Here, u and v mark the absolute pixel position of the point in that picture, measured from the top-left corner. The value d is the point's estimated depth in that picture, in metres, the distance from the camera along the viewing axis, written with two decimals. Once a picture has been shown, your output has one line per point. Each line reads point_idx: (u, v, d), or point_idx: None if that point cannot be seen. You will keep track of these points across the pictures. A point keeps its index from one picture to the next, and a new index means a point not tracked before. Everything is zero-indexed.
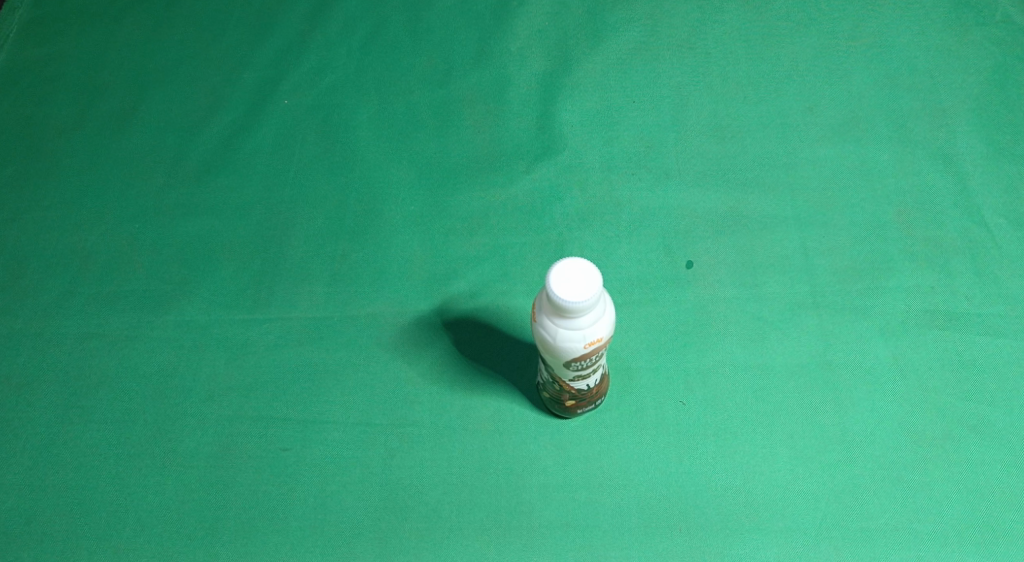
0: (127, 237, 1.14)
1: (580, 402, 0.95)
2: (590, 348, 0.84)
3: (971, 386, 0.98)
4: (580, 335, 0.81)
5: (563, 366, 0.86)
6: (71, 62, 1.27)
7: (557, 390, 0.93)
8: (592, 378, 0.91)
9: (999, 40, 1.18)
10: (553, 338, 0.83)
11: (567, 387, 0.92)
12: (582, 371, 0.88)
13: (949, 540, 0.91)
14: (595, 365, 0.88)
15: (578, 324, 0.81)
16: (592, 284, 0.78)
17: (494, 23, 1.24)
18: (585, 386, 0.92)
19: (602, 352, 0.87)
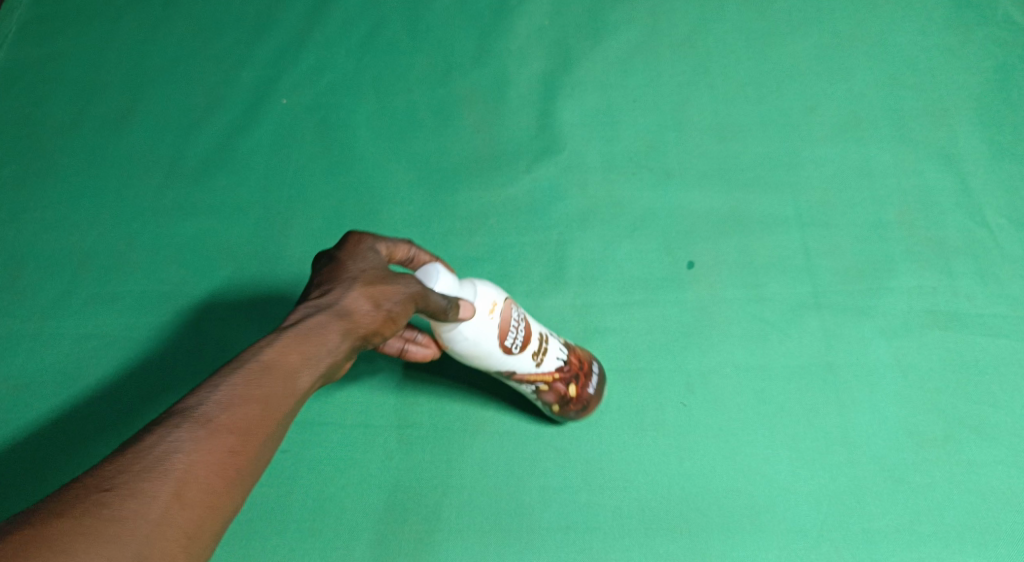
0: (126, 237, 1.14)
1: (575, 383, 0.93)
2: (499, 314, 0.83)
3: (971, 387, 0.98)
4: (472, 315, 0.81)
5: (506, 352, 0.85)
6: (69, 61, 1.27)
7: (548, 389, 0.91)
8: (550, 353, 0.90)
9: (1001, 40, 1.17)
10: (465, 338, 0.81)
11: (543, 375, 0.90)
12: (521, 341, 0.86)
13: (951, 541, 0.91)
14: (529, 336, 0.87)
15: (449, 308, 0.78)
16: (442, 272, 0.79)
17: (494, 22, 1.24)
18: (556, 361, 0.90)
19: (516, 309, 0.86)
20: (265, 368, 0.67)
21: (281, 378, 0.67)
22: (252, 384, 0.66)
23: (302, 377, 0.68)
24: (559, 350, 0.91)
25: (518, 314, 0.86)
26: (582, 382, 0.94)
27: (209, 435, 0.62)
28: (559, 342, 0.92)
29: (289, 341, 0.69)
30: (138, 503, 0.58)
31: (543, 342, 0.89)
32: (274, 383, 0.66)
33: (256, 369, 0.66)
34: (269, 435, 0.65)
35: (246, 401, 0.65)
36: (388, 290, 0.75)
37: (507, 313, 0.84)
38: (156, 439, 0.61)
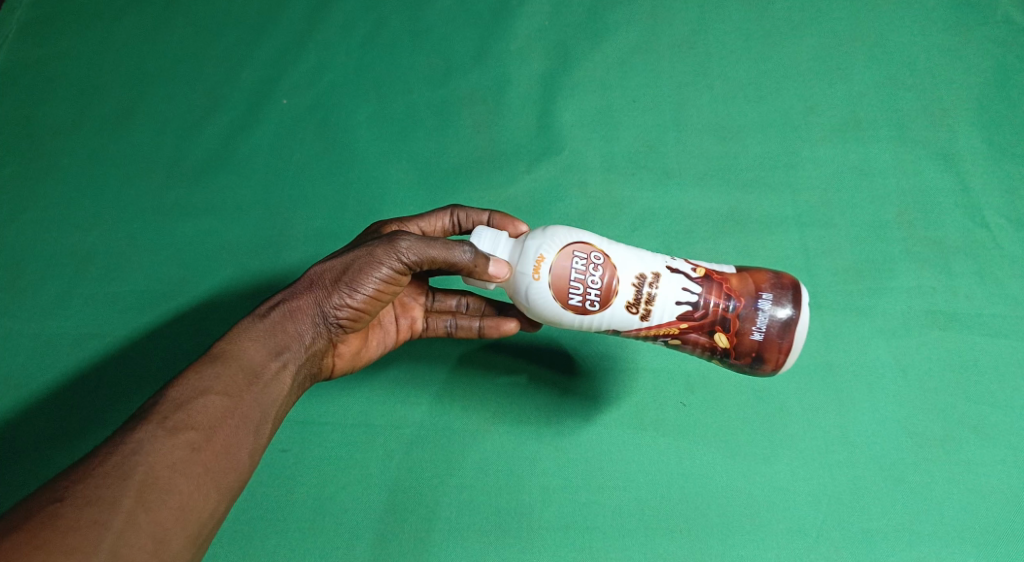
0: (126, 237, 1.14)
1: (722, 331, 0.85)
2: (553, 270, 0.85)
3: (971, 387, 0.98)
4: (516, 275, 0.86)
5: (586, 309, 0.85)
6: (69, 61, 1.26)
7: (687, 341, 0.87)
8: (663, 300, 0.85)
9: (1000, 40, 1.17)
10: (525, 303, 0.86)
11: (664, 326, 0.86)
12: (598, 295, 0.84)
13: (949, 540, 0.92)
14: (618, 283, 0.85)
15: (473, 258, 0.84)
16: (488, 237, 0.88)
17: (494, 22, 1.24)
18: (678, 307, 0.85)
19: (586, 258, 0.85)
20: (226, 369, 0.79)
21: (235, 367, 0.80)
22: (205, 376, 0.78)
23: (256, 365, 0.81)
24: (687, 296, 0.85)
25: (593, 264, 0.85)
26: (732, 328, 0.85)
27: (169, 422, 0.75)
28: (689, 285, 0.85)
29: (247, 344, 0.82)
30: (111, 491, 0.70)
31: (643, 290, 0.85)
32: (227, 372, 0.79)
33: (209, 365, 0.80)
34: (229, 416, 0.77)
35: (199, 394, 0.77)
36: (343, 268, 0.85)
37: (566, 266, 0.85)
38: (123, 440, 0.73)
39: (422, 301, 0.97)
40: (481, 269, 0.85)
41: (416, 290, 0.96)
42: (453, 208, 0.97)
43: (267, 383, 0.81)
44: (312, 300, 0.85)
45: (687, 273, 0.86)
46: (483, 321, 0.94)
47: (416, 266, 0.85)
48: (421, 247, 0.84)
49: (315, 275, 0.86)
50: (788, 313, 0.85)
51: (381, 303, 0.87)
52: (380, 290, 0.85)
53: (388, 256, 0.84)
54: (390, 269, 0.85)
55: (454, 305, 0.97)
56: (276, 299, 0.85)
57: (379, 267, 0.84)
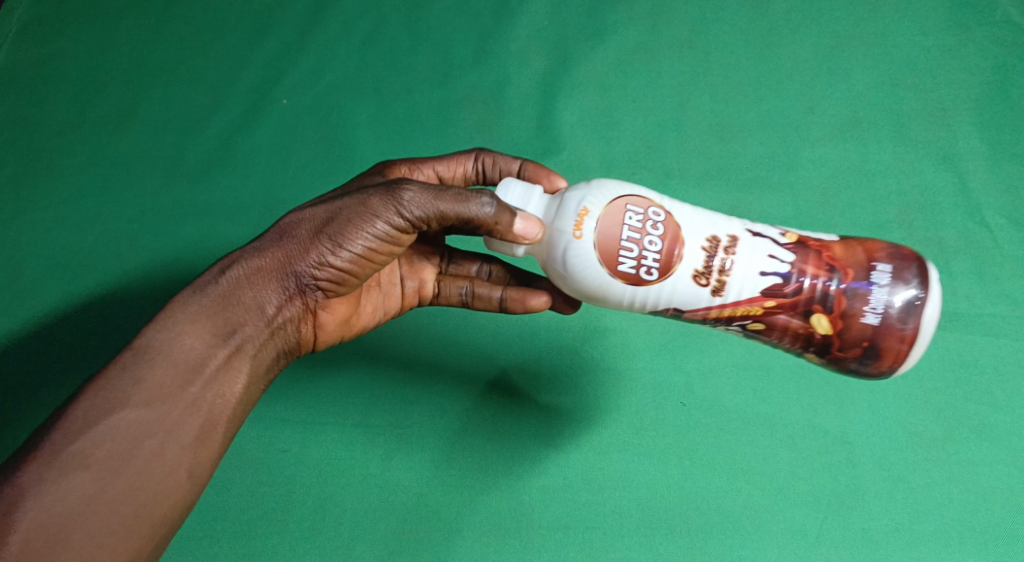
0: (126, 237, 1.14)
1: (821, 313, 0.81)
2: (598, 226, 0.81)
3: (972, 387, 0.98)
4: (555, 234, 0.82)
5: (641, 273, 0.81)
6: (70, 61, 1.26)
7: (780, 325, 0.82)
8: (739, 269, 0.81)
9: (1001, 40, 1.17)
10: (565, 268, 0.82)
11: (755, 306, 0.81)
12: (656, 260, 0.80)
13: (949, 540, 0.92)
14: (672, 242, 0.80)
15: (495, 212, 0.81)
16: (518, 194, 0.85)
17: (494, 22, 1.23)
18: (774, 285, 0.81)
19: (636, 214, 0.81)
20: (171, 356, 0.78)
21: (177, 354, 0.79)
22: (140, 370, 0.78)
23: (206, 349, 0.80)
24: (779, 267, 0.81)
25: (651, 224, 0.81)
26: (834, 308, 0.80)
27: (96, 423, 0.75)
28: (780, 256, 0.82)
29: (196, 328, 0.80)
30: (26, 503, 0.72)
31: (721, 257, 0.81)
32: (169, 363, 0.78)
33: (154, 350, 0.79)
34: (157, 425, 0.76)
35: (125, 386, 0.77)
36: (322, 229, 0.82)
37: (618, 224, 0.81)
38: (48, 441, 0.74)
39: (436, 264, 0.97)
40: (508, 229, 0.82)
41: (431, 252, 0.96)
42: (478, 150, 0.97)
43: (211, 371, 0.79)
44: (285, 261, 0.83)
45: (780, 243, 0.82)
46: (506, 289, 0.93)
47: (424, 219, 0.82)
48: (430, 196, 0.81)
49: (287, 244, 0.83)
50: (909, 290, 0.80)
51: (368, 266, 0.83)
52: (364, 252, 0.82)
53: (392, 205, 0.81)
54: (389, 221, 0.81)
55: (473, 270, 0.97)
56: (243, 255, 0.83)
57: (374, 220, 0.81)
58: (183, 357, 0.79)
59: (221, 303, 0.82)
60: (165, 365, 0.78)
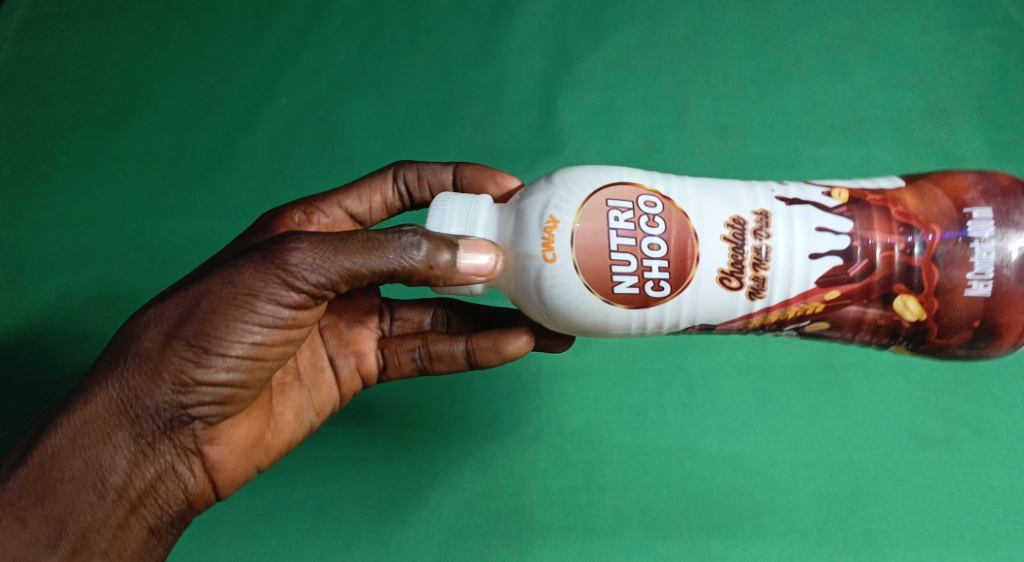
0: (126, 238, 1.15)
1: (905, 295, 0.78)
2: (575, 238, 0.76)
3: (974, 388, 0.98)
4: (525, 258, 0.77)
5: (649, 288, 0.76)
6: (70, 61, 1.25)
7: (858, 314, 0.79)
8: (786, 260, 0.77)
9: (1002, 39, 1.16)
10: (554, 295, 0.77)
11: (824, 301, 0.78)
12: (664, 265, 0.76)
13: (950, 542, 0.92)
14: (662, 246, 0.76)
15: (422, 264, 0.76)
16: (459, 213, 0.80)
17: (494, 21, 1.22)
18: (844, 275, 0.78)
19: (620, 215, 0.76)
20: (54, 494, 0.73)
21: (60, 493, 0.73)
22: (30, 515, 0.73)
23: (92, 479, 0.74)
24: (849, 247, 0.77)
25: (645, 220, 0.76)
26: (934, 280, 0.77)
27: None
28: (841, 230, 0.78)
29: (71, 463, 0.74)
30: None
31: (757, 249, 0.76)
32: (57, 503, 0.73)
33: (37, 497, 0.73)
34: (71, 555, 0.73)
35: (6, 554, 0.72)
36: (197, 336, 0.74)
37: (603, 230, 0.76)
38: None
39: (375, 333, 0.94)
40: (443, 272, 0.76)
41: (365, 313, 0.94)
42: (396, 167, 0.96)
43: (109, 500, 0.74)
44: (152, 377, 0.74)
45: (843, 214, 0.78)
46: (471, 338, 0.89)
47: (324, 285, 0.76)
48: (321, 255, 0.75)
49: (151, 358, 0.74)
50: (1020, 233, 0.76)
51: (263, 360, 0.76)
52: (248, 353, 0.75)
53: (280, 276, 0.75)
54: (274, 301, 0.75)
55: (426, 320, 0.96)
56: (77, 409, 0.75)
57: (254, 309, 0.75)
58: (67, 494, 0.74)
59: (71, 462, 0.74)
60: (53, 506, 0.73)
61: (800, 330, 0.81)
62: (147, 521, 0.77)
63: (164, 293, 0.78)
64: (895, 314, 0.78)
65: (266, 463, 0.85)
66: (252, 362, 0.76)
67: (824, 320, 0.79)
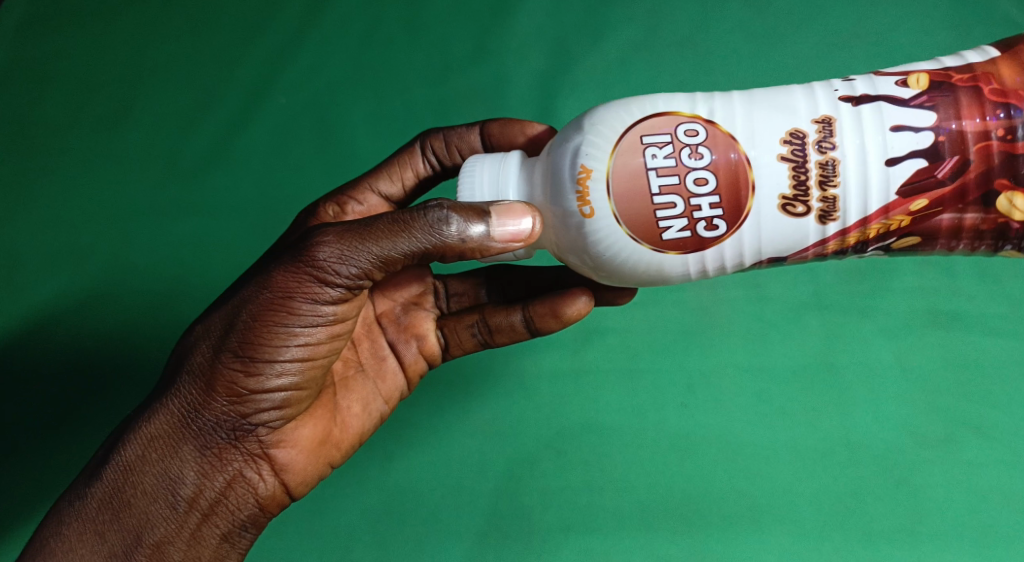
0: (122, 239, 1.16)
1: (1005, 192, 0.73)
2: (614, 180, 0.74)
3: (974, 387, 0.98)
4: (563, 212, 0.76)
5: (702, 228, 0.74)
6: (64, 58, 1.22)
7: (955, 220, 0.75)
8: (857, 165, 0.73)
9: (1001, 39, 1.17)
10: (602, 245, 0.75)
11: (917, 208, 0.74)
12: (714, 201, 0.73)
13: (949, 541, 0.92)
14: (707, 183, 0.73)
15: (460, 235, 0.75)
16: (490, 174, 0.80)
17: (494, 19, 1.22)
18: (936, 177, 0.73)
19: (658, 152, 0.74)
20: (133, 510, 0.76)
21: (137, 507, 0.76)
22: (114, 532, 0.75)
23: (167, 490, 0.76)
24: (933, 148, 0.73)
25: (687, 152, 0.73)
26: None
27: None
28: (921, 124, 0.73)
29: (142, 480, 0.76)
30: None
31: (823, 162, 0.72)
32: (136, 515, 0.76)
33: (116, 516, 0.75)
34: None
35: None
36: (248, 339, 0.76)
37: (643, 169, 0.73)
38: None
39: (432, 313, 0.95)
40: (479, 243, 0.76)
41: (422, 296, 0.94)
42: (422, 139, 0.98)
43: (188, 507, 0.77)
44: (212, 386, 0.77)
45: (926, 105, 0.73)
46: (527, 305, 0.89)
47: (359, 274, 0.76)
48: (351, 244, 0.76)
49: (207, 368, 0.77)
50: None
51: (316, 351, 0.78)
52: (300, 346, 0.77)
53: (311, 272, 0.76)
54: (313, 300, 0.76)
55: (481, 294, 0.96)
56: (142, 426, 0.77)
57: (294, 311, 0.76)
58: (145, 505, 0.76)
59: (141, 477, 0.76)
60: (132, 519, 0.75)
61: (888, 245, 0.77)
62: (221, 528, 0.78)
63: (210, 310, 0.81)
64: (995, 216, 0.74)
65: (336, 460, 0.86)
66: (305, 358, 0.78)
67: (913, 232, 0.76)
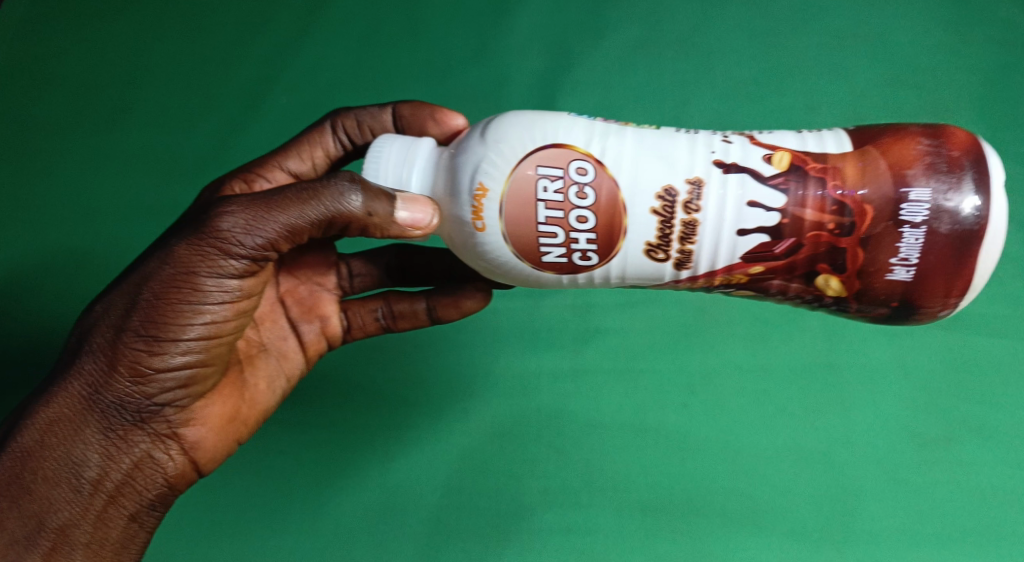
0: (124, 238, 1.16)
1: (827, 275, 0.78)
2: (505, 201, 0.77)
3: (974, 388, 0.98)
4: (456, 223, 0.79)
5: (578, 259, 0.78)
6: (66, 58, 1.24)
7: (782, 287, 0.80)
8: (721, 215, 0.77)
9: (1002, 39, 1.16)
10: (486, 259, 0.80)
11: (745, 274, 0.79)
12: (591, 237, 0.77)
13: (950, 542, 0.92)
14: (590, 216, 0.77)
15: (368, 214, 0.78)
16: (391, 160, 0.81)
17: (493, 20, 1.22)
18: (765, 253, 0.78)
19: (548, 183, 0.77)
20: (38, 491, 0.75)
21: (44, 488, 0.75)
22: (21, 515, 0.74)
23: (74, 470, 0.76)
24: (777, 226, 0.77)
25: (576, 188, 0.77)
26: (859, 262, 0.76)
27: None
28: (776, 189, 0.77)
29: (49, 460, 0.76)
30: None
31: (687, 222, 0.77)
32: (43, 497, 0.75)
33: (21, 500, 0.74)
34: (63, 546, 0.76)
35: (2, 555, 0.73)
36: (154, 315, 0.77)
37: (533, 199, 0.77)
38: None
39: (334, 294, 0.95)
40: (381, 222, 0.78)
41: (325, 263, 0.94)
42: (333, 118, 0.95)
43: (97, 486, 0.77)
44: (117, 363, 0.77)
45: (780, 186, 0.77)
46: (430, 296, 0.93)
47: (263, 245, 0.77)
48: (252, 215, 0.77)
49: (111, 346, 0.77)
50: (964, 199, 0.74)
51: (224, 326, 0.79)
52: (207, 320, 0.78)
53: (214, 246, 0.77)
54: (216, 275, 0.77)
55: (382, 271, 0.97)
56: (44, 405, 0.77)
57: (198, 288, 0.77)
58: (51, 487, 0.76)
59: (44, 461, 0.76)
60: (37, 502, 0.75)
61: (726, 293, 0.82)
62: (128, 508, 0.79)
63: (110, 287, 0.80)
64: (815, 290, 0.79)
65: (245, 436, 0.87)
66: (212, 333, 0.79)
67: (747, 289, 0.81)
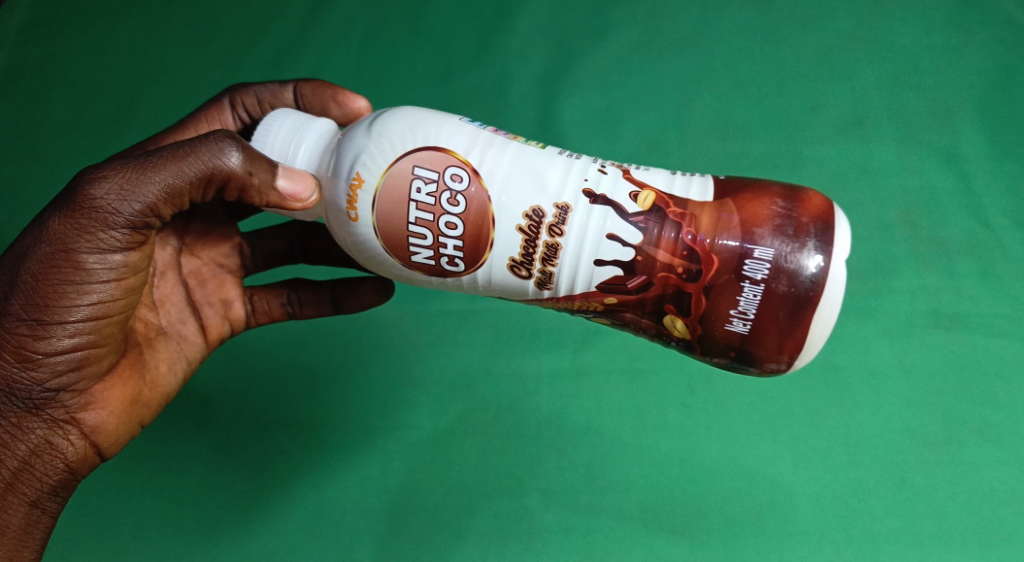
0: None
1: (673, 314, 0.77)
2: (376, 193, 0.76)
3: (975, 388, 0.98)
4: (331, 208, 0.78)
5: (448, 264, 0.77)
6: (68, 62, 1.25)
7: (634, 321, 0.79)
8: (579, 233, 0.76)
9: (1003, 39, 1.17)
10: (357, 248, 0.79)
11: (598, 302, 0.78)
12: (458, 244, 0.76)
13: (953, 543, 0.91)
14: (462, 221, 0.75)
15: (250, 182, 0.76)
16: (276, 140, 0.80)
17: (495, 21, 1.22)
18: (618, 285, 0.77)
19: (423, 183, 0.76)
20: None
21: None
22: None
23: None
24: (631, 260, 0.76)
25: (448, 195, 0.75)
26: (701, 308, 0.75)
27: None
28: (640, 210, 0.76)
29: None
30: None
31: (549, 245, 0.75)
32: None
33: None
34: None
35: None
36: (41, 295, 0.74)
37: (404, 199, 0.76)
38: None
39: (236, 276, 0.96)
40: (260, 187, 0.76)
41: (218, 237, 0.93)
42: (232, 95, 0.94)
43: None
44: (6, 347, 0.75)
45: (640, 224, 0.76)
46: (336, 293, 0.97)
47: (142, 211, 0.76)
48: (128, 181, 0.75)
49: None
50: (805, 260, 0.72)
51: (113, 300, 0.77)
52: (92, 297, 0.76)
53: (90, 218, 0.74)
54: (98, 250, 0.75)
55: (284, 256, 0.99)
56: None
57: (80, 266, 0.75)
58: None
59: None
60: None
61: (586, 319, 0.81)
62: (28, 495, 0.77)
63: None
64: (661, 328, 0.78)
65: (149, 419, 0.85)
66: (101, 311, 0.76)
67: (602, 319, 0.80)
